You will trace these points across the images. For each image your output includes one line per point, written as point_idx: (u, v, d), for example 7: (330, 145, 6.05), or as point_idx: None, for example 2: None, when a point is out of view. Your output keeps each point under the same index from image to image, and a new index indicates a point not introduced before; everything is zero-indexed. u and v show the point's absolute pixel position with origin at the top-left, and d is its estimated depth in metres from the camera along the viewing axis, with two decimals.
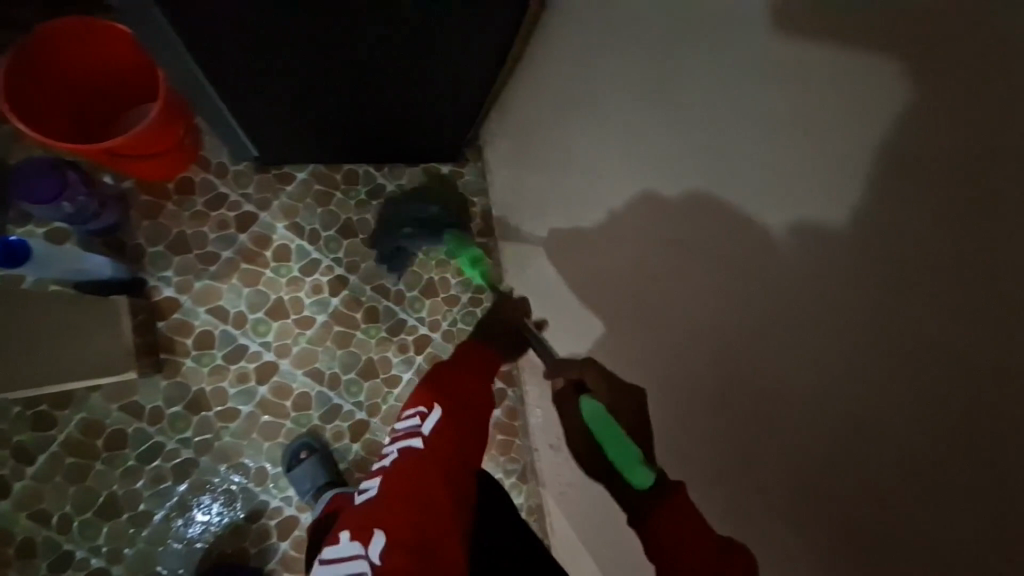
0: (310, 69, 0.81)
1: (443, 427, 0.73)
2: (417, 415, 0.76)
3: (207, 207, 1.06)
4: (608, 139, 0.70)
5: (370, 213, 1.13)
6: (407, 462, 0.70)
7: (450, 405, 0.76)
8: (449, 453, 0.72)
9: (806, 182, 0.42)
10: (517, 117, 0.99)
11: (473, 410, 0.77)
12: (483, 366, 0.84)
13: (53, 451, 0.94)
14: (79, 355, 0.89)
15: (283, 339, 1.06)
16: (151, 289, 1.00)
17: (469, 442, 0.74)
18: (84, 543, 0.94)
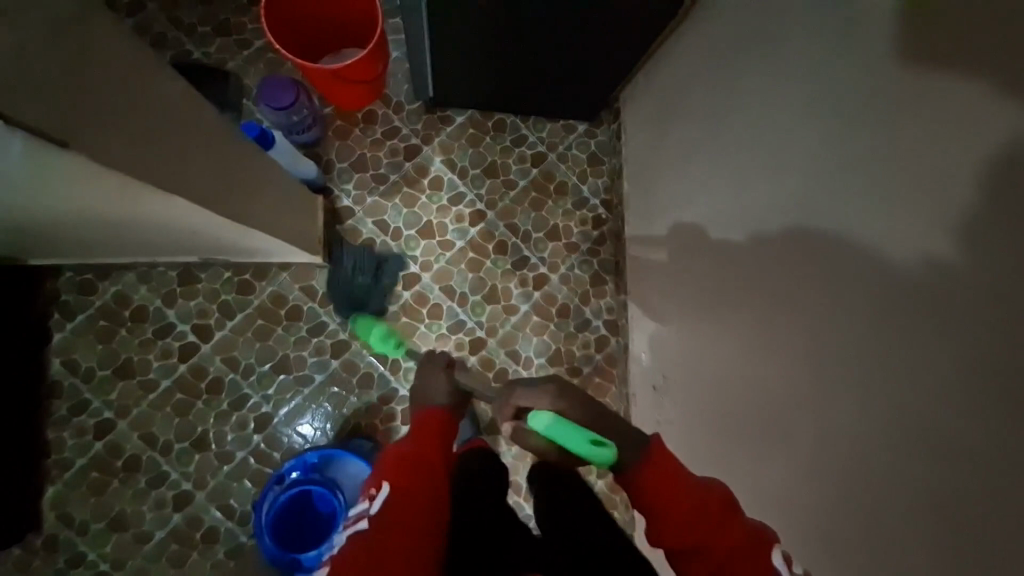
0: (508, 21, 0.96)
1: (391, 502, 0.73)
2: (366, 499, 0.76)
3: (382, 135, 1.24)
4: (759, 88, 0.80)
5: (512, 158, 1.29)
6: (358, 543, 0.68)
7: (399, 477, 0.77)
8: (401, 522, 0.70)
9: (920, 221, 0.50)
10: (650, 105, 1.19)
11: (425, 477, 0.78)
12: (435, 437, 0.86)
13: (244, 312, 1.16)
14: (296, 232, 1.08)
15: (428, 256, 1.23)
16: (334, 198, 1.21)
17: (422, 508, 0.73)
18: (256, 391, 1.15)
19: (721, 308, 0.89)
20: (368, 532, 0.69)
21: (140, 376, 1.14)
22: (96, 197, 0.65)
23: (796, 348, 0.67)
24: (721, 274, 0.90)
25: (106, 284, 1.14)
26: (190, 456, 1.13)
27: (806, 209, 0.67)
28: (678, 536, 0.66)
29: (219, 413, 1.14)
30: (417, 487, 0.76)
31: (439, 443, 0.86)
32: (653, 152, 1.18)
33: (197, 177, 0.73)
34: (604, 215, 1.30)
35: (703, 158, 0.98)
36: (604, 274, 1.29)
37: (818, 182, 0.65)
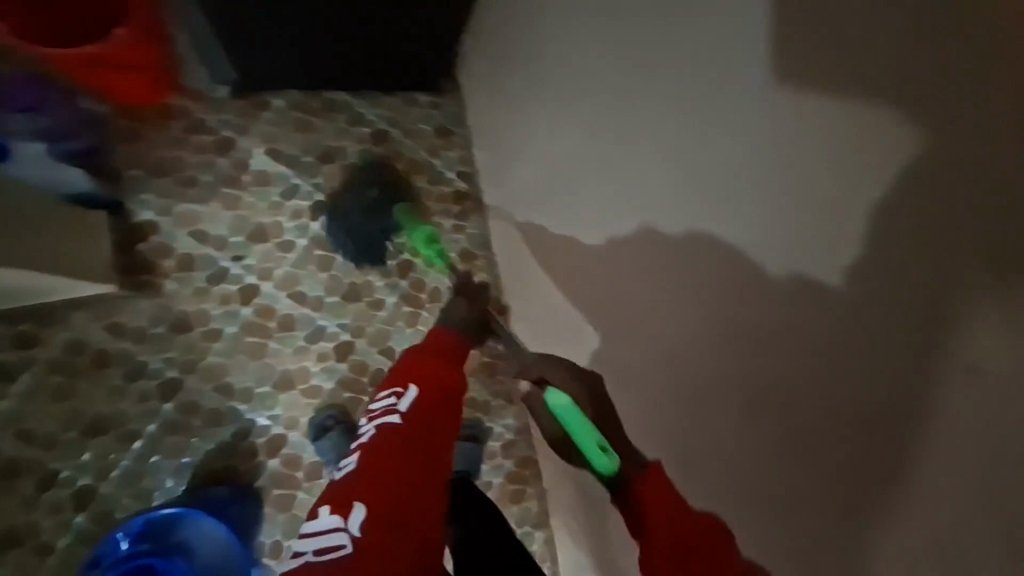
0: None
1: (420, 406, 0.70)
2: (392, 395, 0.73)
3: (185, 132, 1.06)
4: (630, 52, 0.73)
5: (350, 140, 1.15)
6: (390, 439, 0.67)
7: (427, 383, 0.73)
8: (426, 432, 0.68)
9: (798, 248, 0.55)
10: (493, 80, 1.09)
11: (446, 391, 0.74)
12: (450, 356, 0.79)
13: (36, 369, 0.94)
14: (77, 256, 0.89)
15: (265, 264, 1.07)
16: (130, 213, 1.01)
17: (446, 418, 0.72)
18: (70, 463, 0.94)
19: (615, 281, 0.83)
20: (396, 429, 0.67)
21: None
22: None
23: (676, 330, 0.73)
24: (608, 249, 0.85)
25: None
26: None
27: (714, 175, 0.64)
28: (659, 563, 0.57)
29: (23, 500, 0.92)
30: (437, 401, 0.72)
31: (460, 359, 0.80)
32: (503, 131, 1.08)
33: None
34: (464, 188, 1.20)
35: (576, 122, 0.87)
36: (474, 250, 1.20)
37: (658, 198, 0.73)
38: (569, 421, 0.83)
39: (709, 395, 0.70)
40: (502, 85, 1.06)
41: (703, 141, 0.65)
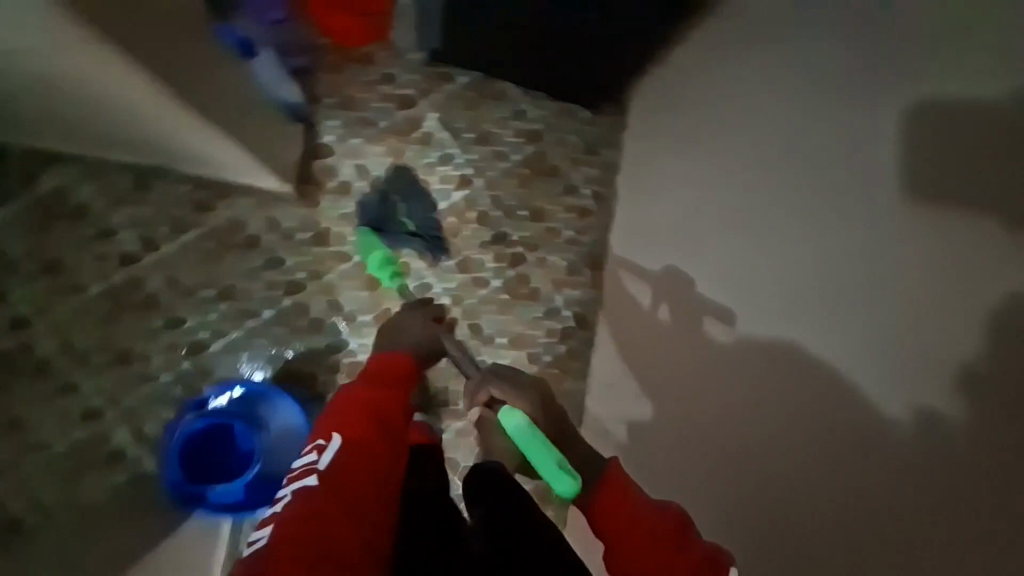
0: None
1: (345, 454, 0.77)
2: (315, 450, 0.79)
3: (377, 79, 1.19)
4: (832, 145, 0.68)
5: (508, 130, 1.25)
6: (307, 500, 0.70)
7: (351, 428, 0.81)
8: (346, 489, 0.73)
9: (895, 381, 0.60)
10: (664, 118, 1.17)
11: (387, 430, 0.84)
12: (407, 388, 0.94)
13: (199, 232, 1.08)
14: (272, 152, 1.01)
15: (405, 212, 1.19)
16: (317, 131, 1.16)
17: (378, 461, 0.79)
18: (195, 316, 1.08)
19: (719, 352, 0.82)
20: (316, 495, 0.70)
21: (67, 278, 1.03)
22: (85, 91, 0.61)
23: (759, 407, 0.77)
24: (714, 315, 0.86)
25: (41, 171, 1.01)
26: (110, 372, 1.05)
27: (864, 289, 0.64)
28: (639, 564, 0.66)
29: (149, 331, 1.07)
30: (376, 427, 0.83)
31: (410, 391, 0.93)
32: (658, 166, 1.16)
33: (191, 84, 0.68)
34: (592, 207, 1.28)
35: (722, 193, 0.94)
36: (581, 267, 1.26)
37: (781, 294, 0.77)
38: (522, 441, 0.84)
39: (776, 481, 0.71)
40: (672, 125, 1.13)
41: (848, 268, 0.68)
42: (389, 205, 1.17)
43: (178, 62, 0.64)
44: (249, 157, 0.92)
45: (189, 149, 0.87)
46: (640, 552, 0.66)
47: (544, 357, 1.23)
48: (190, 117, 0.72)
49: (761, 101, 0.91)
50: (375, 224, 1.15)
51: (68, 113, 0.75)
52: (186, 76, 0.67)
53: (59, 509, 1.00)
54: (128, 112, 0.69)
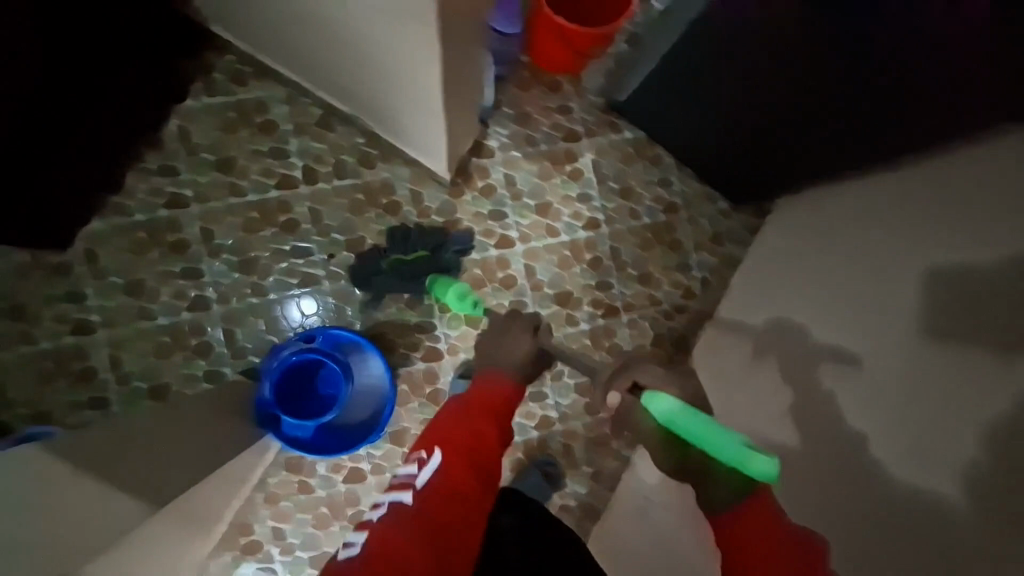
0: (756, 73, 0.99)
1: (432, 484, 0.79)
2: (416, 462, 0.84)
3: (555, 108, 1.27)
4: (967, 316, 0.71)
5: (650, 193, 1.32)
6: (400, 518, 0.75)
7: (447, 449, 0.84)
8: (438, 510, 0.76)
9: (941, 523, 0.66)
10: (793, 227, 1.19)
11: (483, 465, 0.84)
12: (504, 411, 0.94)
13: (355, 181, 1.18)
14: (458, 142, 1.08)
15: (530, 231, 1.25)
16: (486, 133, 1.24)
17: (467, 497, 0.79)
18: (320, 252, 1.17)
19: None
20: (406, 526, 0.73)
21: (234, 177, 1.14)
22: (378, 33, 0.72)
23: (829, 532, 0.81)
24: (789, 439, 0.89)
25: (255, 84, 1.15)
26: (231, 272, 1.14)
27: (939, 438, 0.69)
28: None
29: (278, 249, 1.15)
30: (472, 462, 0.83)
31: (505, 417, 0.93)
32: (769, 273, 1.18)
33: (452, 69, 0.78)
34: (697, 290, 1.32)
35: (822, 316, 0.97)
36: (666, 341, 1.30)
37: (851, 425, 0.83)
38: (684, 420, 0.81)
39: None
40: (797, 238, 1.15)
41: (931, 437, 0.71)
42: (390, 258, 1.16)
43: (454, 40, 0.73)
44: (445, 141, 0.99)
45: (399, 114, 0.99)
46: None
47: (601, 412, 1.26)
48: (440, 90, 0.79)
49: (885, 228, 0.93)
50: (416, 275, 1.17)
51: (334, 50, 0.87)
52: (453, 55, 0.75)
53: (140, 376, 1.11)
54: (392, 66, 0.80)
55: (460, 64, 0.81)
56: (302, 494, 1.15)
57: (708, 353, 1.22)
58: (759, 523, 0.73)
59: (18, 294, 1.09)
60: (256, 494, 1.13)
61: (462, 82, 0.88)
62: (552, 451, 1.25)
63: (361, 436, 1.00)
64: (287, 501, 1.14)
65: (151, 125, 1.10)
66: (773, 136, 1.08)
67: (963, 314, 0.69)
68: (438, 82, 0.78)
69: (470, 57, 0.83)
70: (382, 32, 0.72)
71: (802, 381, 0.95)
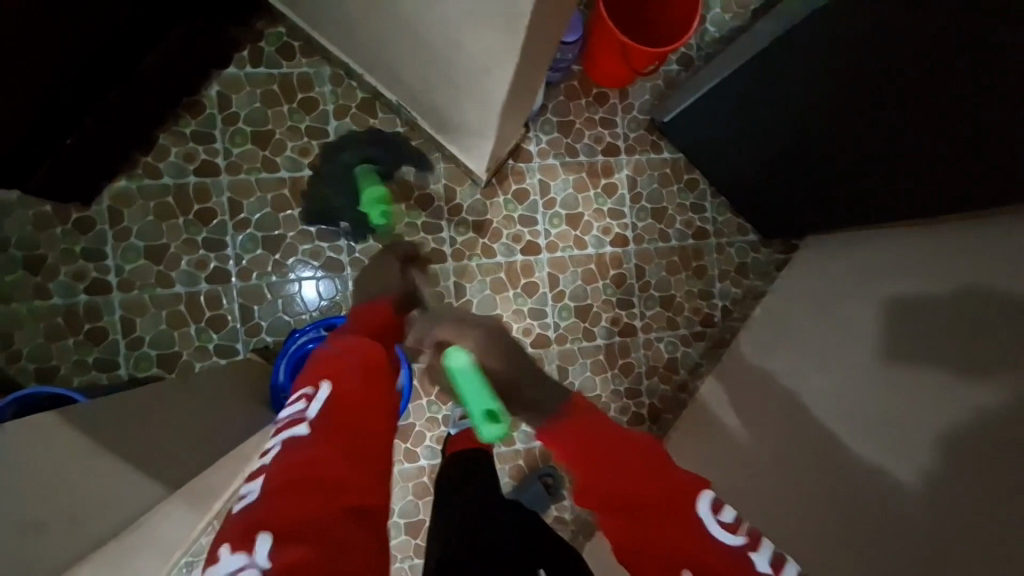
0: (813, 113, 0.98)
1: (337, 406, 0.65)
2: (301, 399, 0.66)
3: (599, 120, 1.26)
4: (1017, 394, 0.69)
5: (681, 217, 1.31)
6: (296, 450, 0.59)
7: (335, 374, 0.68)
8: (342, 431, 0.63)
9: None
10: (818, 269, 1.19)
11: (374, 382, 0.71)
12: (381, 329, 0.83)
13: (389, 170, 1.16)
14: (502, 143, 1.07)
15: (559, 241, 1.24)
16: (527, 136, 1.22)
17: (370, 414, 0.67)
18: (347, 239, 1.15)
19: (808, 524, 0.84)
20: (308, 448, 0.59)
21: (269, 151, 1.12)
22: (456, 28, 0.71)
23: None
24: (806, 483, 0.88)
25: (302, 60, 1.13)
26: (254, 247, 1.12)
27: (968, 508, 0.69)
28: (631, 531, 0.66)
29: (305, 230, 1.14)
30: (367, 378, 0.71)
31: (386, 336, 0.83)
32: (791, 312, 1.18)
33: (521, 74, 0.77)
34: (717, 319, 1.31)
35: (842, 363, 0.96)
36: (679, 366, 1.30)
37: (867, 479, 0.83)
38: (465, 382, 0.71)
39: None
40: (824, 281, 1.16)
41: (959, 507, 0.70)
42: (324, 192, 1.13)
43: (534, 47, 0.71)
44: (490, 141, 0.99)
45: (455, 111, 0.97)
46: (640, 507, 0.67)
47: None
48: (505, 92, 0.79)
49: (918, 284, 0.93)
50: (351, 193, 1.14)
51: (397, 37, 0.85)
52: (528, 61, 0.74)
53: (151, 342, 1.09)
54: (459, 63, 0.79)
55: (530, 70, 0.79)
56: None
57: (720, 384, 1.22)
58: (597, 440, 0.73)
59: (36, 245, 1.06)
60: None
61: (524, 86, 0.87)
62: (554, 463, 1.24)
63: None
64: None
65: (191, 88, 1.08)
66: (816, 177, 1.08)
67: (1005, 388, 0.68)
68: (504, 84, 0.77)
69: (536, 65, 0.82)
70: (459, 28, 0.70)
71: None
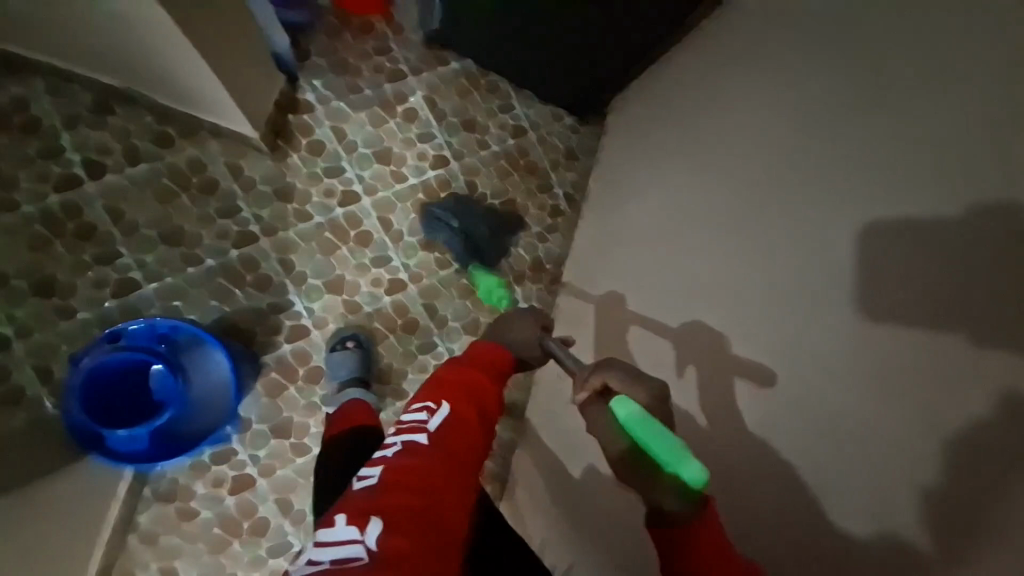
0: None
1: (454, 426, 0.63)
2: (425, 407, 0.66)
3: (372, 50, 1.20)
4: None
5: (495, 122, 1.26)
6: (418, 457, 0.59)
7: (462, 399, 0.66)
8: (455, 455, 0.61)
9: None
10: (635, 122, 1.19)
11: (484, 416, 0.67)
12: (498, 363, 0.73)
13: (156, 166, 1.05)
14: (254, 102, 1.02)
15: (376, 182, 1.17)
16: (298, 87, 1.14)
17: (477, 442, 0.64)
18: (133, 254, 1.03)
19: None
20: (427, 458, 0.59)
21: (1, 192, 0.98)
22: None
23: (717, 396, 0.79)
24: None
25: (6, 80, 0.99)
26: (27, 298, 0.98)
27: None
28: None
29: (79, 263, 1.00)
30: (479, 410, 0.68)
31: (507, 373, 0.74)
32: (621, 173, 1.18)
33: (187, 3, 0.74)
34: (564, 208, 1.29)
35: None
36: (545, 263, 1.26)
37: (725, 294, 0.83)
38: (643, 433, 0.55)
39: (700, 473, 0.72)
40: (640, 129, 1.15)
41: None
42: (32, 257, 0.98)
43: None
44: (226, 99, 0.93)
45: (170, 61, 0.84)
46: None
47: None
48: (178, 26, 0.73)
49: None
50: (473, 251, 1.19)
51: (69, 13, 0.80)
52: None
53: None
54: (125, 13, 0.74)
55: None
56: (185, 524, 1.02)
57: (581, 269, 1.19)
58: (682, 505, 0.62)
59: None
60: (129, 539, 1.00)
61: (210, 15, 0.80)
62: None
63: (193, 439, 0.90)
64: (168, 537, 1.01)
65: None
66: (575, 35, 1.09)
67: None
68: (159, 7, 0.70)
69: None
70: None
71: None
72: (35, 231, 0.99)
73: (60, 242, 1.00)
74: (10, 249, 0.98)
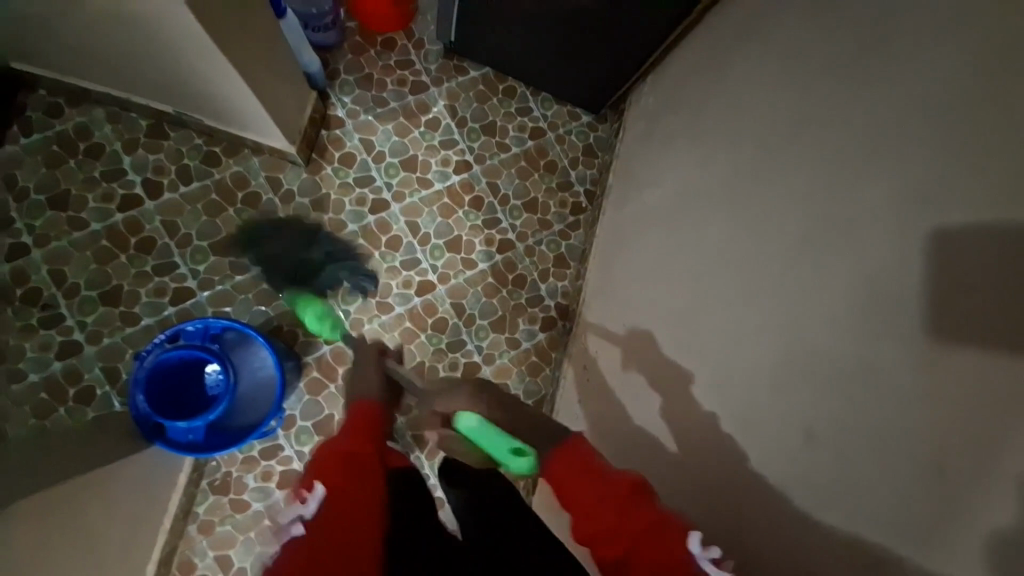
0: None
1: (330, 503, 0.60)
2: (297, 501, 0.62)
3: (395, 63, 1.27)
4: (788, 117, 0.73)
5: (513, 124, 1.31)
6: (298, 550, 0.54)
7: (335, 475, 0.64)
8: (341, 527, 0.57)
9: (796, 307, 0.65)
10: (650, 114, 1.21)
11: (365, 484, 0.64)
12: (369, 428, 0.76)
13: (206, 183, 1.14)
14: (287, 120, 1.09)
15: (403, 188, 1.23)
16: (329, 104, 1.23)
17: (360, 506, 0.61)
18: (188, 264, 1.12)
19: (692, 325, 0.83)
20: (308, 544, 0.54)
21: (71, 212, 1.09)
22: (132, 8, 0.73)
23: None
24: (688, 293, 0.87)
25: (75, 112, 1.12)
26: (95, 306, 1.08)
27: (776, 231, 0.70)
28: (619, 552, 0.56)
29: (140, 273, 1.10)
30: (355, 477, 0.65)
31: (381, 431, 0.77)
32: (637, 164, 1.20)
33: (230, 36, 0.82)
34: (585, 203, 1.31)
35: (685, 174, 0.99)
36: (568, 258, 1.29)
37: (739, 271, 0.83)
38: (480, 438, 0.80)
39: (718, 450, 0.72)
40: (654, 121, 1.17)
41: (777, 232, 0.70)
42: (100, 270, 1.09)
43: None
44: (262, 114, 1.00)
45: (209, 84, 0.92)
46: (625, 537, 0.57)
47: (523, 342, 1.24)
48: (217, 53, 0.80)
49: (738, 55, 0.91)
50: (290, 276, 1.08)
51: (119, 50, 0.88)
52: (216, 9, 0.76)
53: None
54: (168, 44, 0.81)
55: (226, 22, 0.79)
56: (238, 514, 1.09)
57: (603, 261, 1.21)
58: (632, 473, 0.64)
59: None
60: (188, 527, 1.07)
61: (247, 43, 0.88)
62: None
63: (241, 433, 0.97)
64: (223, 526, 1.08)
65: None
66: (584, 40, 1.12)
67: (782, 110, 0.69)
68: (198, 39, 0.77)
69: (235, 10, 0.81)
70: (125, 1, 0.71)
71: (673, 243, 0.96)
72: (101, 246, 1.09)
73: (124, 255, 1.10)
74: (81, 263, 1.08)
